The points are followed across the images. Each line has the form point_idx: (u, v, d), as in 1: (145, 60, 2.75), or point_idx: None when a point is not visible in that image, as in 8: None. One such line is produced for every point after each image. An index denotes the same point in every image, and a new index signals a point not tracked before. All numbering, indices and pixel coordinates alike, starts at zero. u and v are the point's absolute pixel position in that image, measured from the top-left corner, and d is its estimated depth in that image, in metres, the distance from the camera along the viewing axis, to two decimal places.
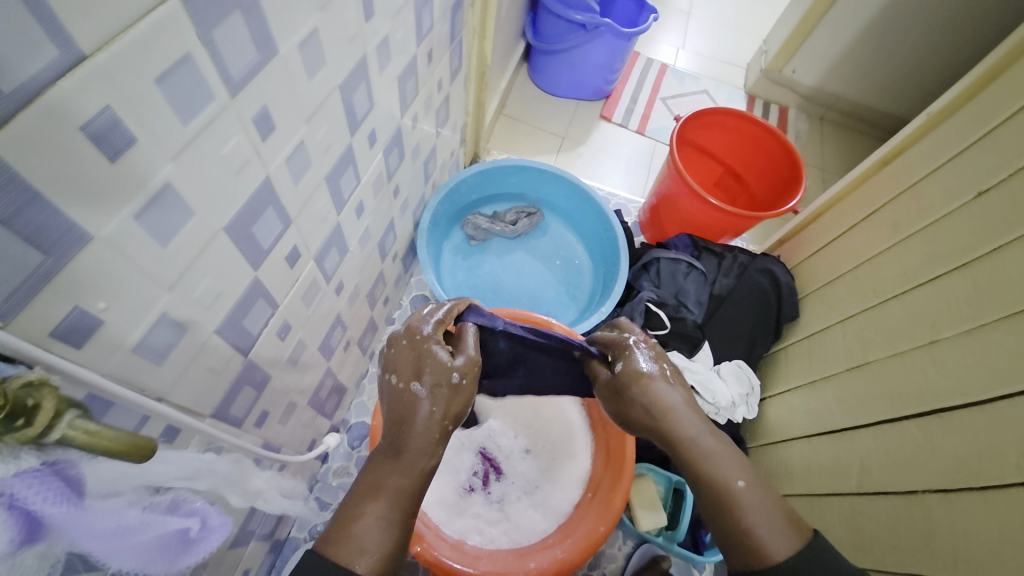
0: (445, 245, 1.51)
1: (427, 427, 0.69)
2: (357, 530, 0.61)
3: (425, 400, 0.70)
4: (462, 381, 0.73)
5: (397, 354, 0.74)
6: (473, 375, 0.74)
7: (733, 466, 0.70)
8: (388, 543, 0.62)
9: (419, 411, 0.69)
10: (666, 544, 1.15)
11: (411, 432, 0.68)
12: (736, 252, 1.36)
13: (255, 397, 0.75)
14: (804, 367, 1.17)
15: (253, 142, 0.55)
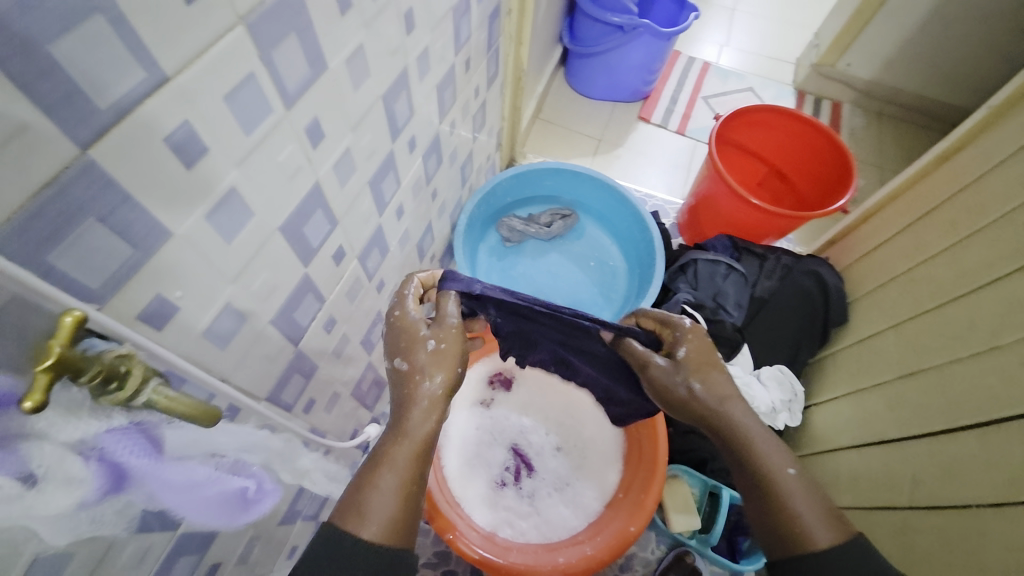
0: (481, 247, 1.55)
1: (426, 407, 0.72)
2: (366, 497, 0.64)
3: (419, 372, 0.73)
4: (442, 345, 0.76)
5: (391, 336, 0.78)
6: (452, 338, 0.77)
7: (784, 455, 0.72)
8: (390, 511, 0.64)
9: (419, 385, 0.73)
10: (700, 548, 1.14)
11: (413, 402, 0.72)
12: (778, 253, 1.32)
13: (304, 384, 0.82)
14: (854, 373, 1.12)
15: (305, 149, 0.60)
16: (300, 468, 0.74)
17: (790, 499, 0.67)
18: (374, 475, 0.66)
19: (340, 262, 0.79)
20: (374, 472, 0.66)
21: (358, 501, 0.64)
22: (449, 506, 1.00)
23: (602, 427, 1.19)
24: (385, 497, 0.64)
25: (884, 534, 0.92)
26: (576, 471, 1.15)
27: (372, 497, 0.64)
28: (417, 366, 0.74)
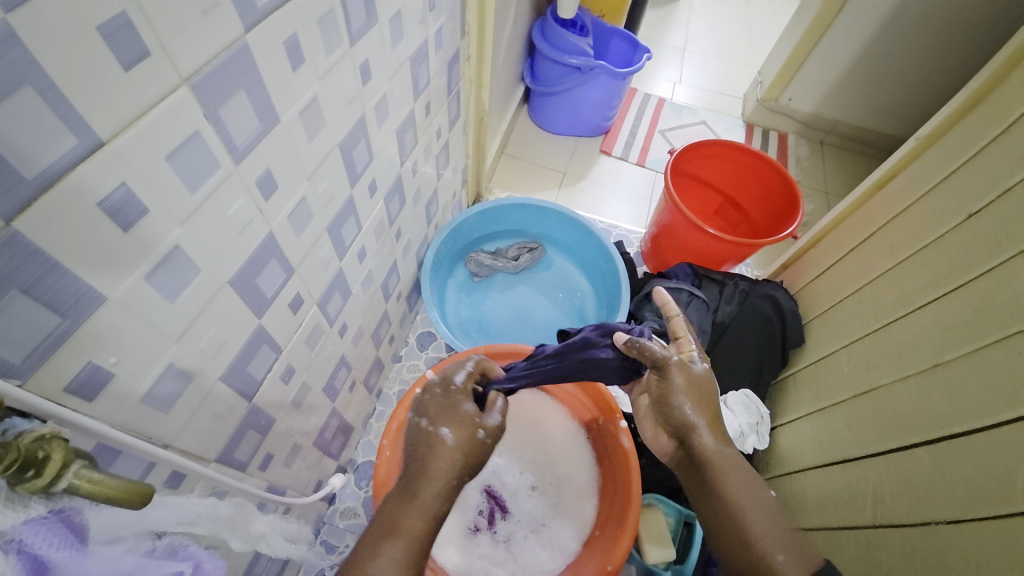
0: (449, 282, 1.55)
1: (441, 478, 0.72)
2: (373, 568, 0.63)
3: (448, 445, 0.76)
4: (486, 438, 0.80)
5: (429, 402, 0.84)
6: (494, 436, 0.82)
7: (751, 489, 0.78)
8: None
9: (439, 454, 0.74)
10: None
11: (426, 478, 0.72)
12: (737, 279, 1.36)
13: (261, 439, 0.78)
14: (813, 393, 1.15)
15: (256, 202, 0.60)
16: (253, 532, 0.70)
17: (763, 536, 0.73)
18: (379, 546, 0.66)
19: (298, 310, 0.78)
20: (383, 542, 0.66)
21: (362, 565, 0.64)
22: None
23: (577, 461, 1.17)
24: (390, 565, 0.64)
25: (850, 555, 0.92)
26: (551, 508, 1.12)
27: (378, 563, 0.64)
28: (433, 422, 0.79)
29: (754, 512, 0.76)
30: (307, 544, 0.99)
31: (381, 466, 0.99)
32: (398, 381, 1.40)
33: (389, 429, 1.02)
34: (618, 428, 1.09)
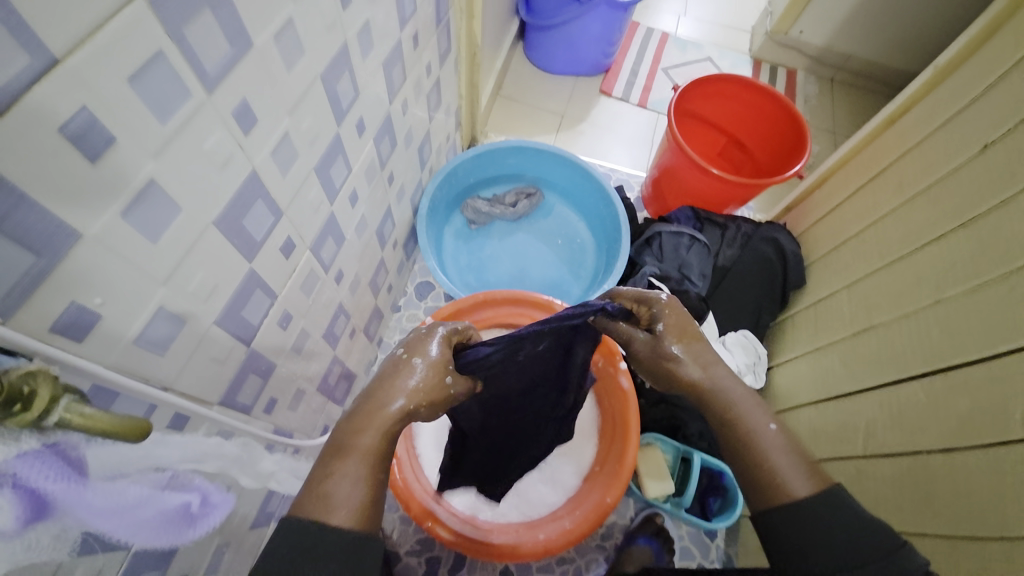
0: (446, 230, 1.51)
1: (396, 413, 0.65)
2: (329, 488, 0.58)
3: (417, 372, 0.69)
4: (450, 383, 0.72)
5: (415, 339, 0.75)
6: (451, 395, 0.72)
7: (761, 416, 0.70)
8: (358, 498, 0.58)
9: (396, 385, 0.68)
10: (674, 511, 1.18)
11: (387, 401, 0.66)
12: (739, 222, 1.32)
13: (263, 383, 0.79)
14: (812, 333, 1.15)
15: (235, 137, 0.56)
16: (262, 470, 0.72)
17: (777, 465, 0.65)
18: (335, 464, 0.60)
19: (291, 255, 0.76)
20: (337, 462, 0.61)
21: (320, 490, 0.58)
22: (425, 494, 1.00)
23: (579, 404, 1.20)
24: (351, 485, 0.59)
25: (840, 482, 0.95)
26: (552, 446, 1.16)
27: (333, 487, 0.58)
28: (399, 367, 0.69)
29: (763, 439, 0.68)
30: None
31: None
32: (398, 330, 1.40)
33: None
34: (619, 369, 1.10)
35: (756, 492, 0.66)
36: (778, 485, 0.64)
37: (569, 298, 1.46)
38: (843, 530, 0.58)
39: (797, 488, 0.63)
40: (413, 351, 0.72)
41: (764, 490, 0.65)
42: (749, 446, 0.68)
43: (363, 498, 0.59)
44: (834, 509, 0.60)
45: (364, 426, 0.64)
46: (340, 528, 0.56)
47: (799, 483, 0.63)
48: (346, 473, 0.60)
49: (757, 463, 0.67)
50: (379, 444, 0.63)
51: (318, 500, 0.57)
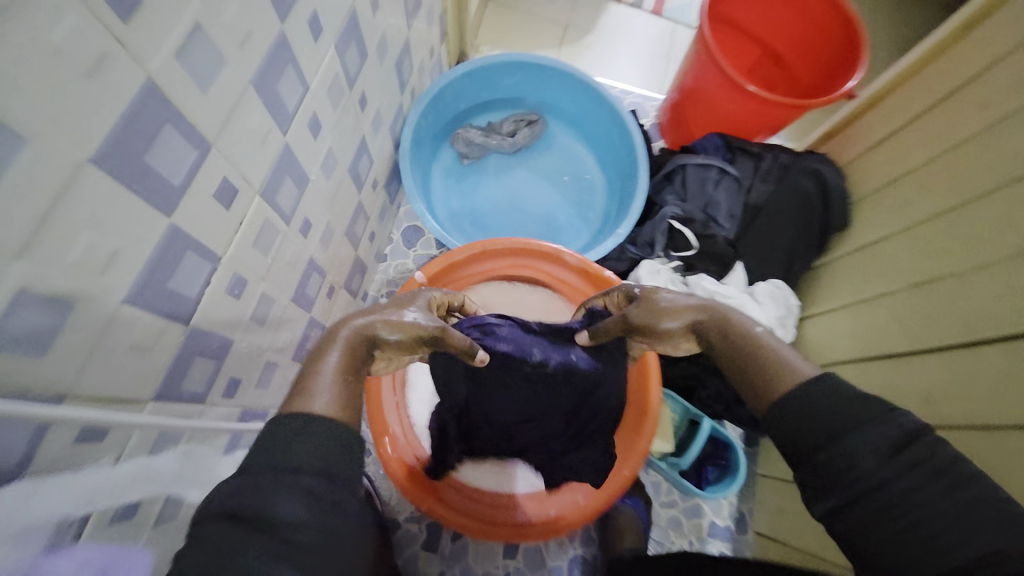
0: (434, 167, 1.31)
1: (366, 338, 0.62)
2: (310, 388, 0.54)
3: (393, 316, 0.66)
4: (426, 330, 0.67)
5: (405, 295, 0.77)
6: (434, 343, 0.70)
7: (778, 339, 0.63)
8: (337, 406, 0.53)
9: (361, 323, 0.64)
10: (668, 472, 1.12)
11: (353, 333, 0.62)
12: (776, 152, 1.14)
13: (219, 364, 0.64)
14: (856, 285, 1.02)
15: (106, 25, 0.36)
16: None
17: (784, 358, 0.60)
18: (318, 361, 0.57)
19: (232, 205, 0.58)
20: (318, 362, 0.57)
21: (302, 385, 0.54)
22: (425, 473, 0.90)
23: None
24: (325, 383, 0.55)
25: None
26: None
27: (315, 379, 0.55)
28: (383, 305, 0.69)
29: (765, 344, 0.62)
30: None
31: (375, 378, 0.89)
32: (385, 283, 1.24)
33: None
34: None
35: (758, 390, 0.59)
36: (790, 381, 0.57)
37: (577, 244, 1.29)
38: (873, 440, 0.50)
39: (802, 373, 0.58)
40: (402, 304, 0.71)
41: (758, 390, 0.59)
42: (735, 346, 0.64)
43: (345, 393, 0.55)
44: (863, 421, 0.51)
45: (326, 357, 0.58)
46: (320, 416, 0.50)
47: (802, 370, 0.58)
48: (324, 385, 0.55)
49: (764, 363, 0.60)
50: (347, 360, 0.59)
51: (302, 391, 0.54)
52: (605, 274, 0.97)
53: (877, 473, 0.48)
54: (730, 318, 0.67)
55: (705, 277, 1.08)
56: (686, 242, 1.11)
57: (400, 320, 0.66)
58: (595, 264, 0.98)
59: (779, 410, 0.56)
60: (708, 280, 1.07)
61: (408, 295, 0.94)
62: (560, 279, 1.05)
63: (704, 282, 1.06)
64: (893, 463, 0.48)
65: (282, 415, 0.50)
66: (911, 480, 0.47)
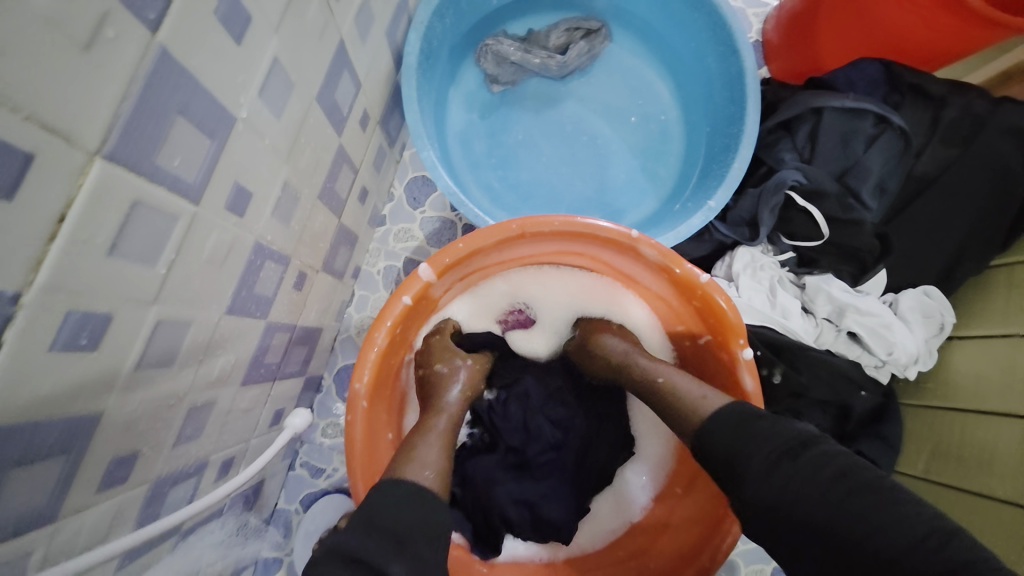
0: (452, 93, 0.94)
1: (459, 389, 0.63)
2: (415, 449, 0.52)
3: (456, 372, 0.65)
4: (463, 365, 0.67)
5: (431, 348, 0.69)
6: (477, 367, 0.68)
7: (690, 380, 0.58)
8: (443, 459, 0.52)
9: (447, 382, 0.64)
10: None
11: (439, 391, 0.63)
12: (970, 98, 0.78)
13: (74, 453, 0.38)
14: (1012, 309, 0.73)
15: None
16: None
17: (674, 392, 0.58)
18: (414, 439, 0.54)
19: (20, 192, 0.28)
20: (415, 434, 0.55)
21: (404, 456, 0.51)
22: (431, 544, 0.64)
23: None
24: (431, 444, 0.54)
25: (950, 513, 0.73)
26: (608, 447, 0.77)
27: (420, 448, 0.52)
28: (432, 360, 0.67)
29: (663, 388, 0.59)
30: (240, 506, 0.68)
31: (352, 424, 0.59)
32: (382, 255, 0.90)
33: (363, 367, 0.60)
34: (738, 360, 0.63)
35: (675, 425, 0.56)
36: (697, 417, 0.54)
37: (641, 211, 0.93)
38: (796, 451, 0.45)
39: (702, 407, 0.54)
40: (438, 359, 0.67)
41: (676, 416, 0.56)
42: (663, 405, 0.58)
43: (444, 463, 0.52)
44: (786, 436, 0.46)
45: (433, 420, 0.58)
46: (421, 490, 0.46)
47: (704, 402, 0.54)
48: (432, 460, 0.51)
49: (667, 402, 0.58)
50: (451, 425, 0.59)
51: (405, 458, 0.51)
52: (701, 278, 0.63)
53: (806, 485, 0.43)
54: (670, 379, 0.59)
55: (832, 279, 0.81)
56: (812, 228, 0.81)
57: (454, 385, 0.64)
58: (687, 263, 0.64)
59: (702, 440, 0.52)
60: (840, 286, 0.80)
61: (405, 300, 0.62)
62: (629, 273, 0.72)
63: (831, 287, 0.80)
64: (818, 480, 0.42)
65: (395, 482, 0.47)
66: (834, 494, 0.41)
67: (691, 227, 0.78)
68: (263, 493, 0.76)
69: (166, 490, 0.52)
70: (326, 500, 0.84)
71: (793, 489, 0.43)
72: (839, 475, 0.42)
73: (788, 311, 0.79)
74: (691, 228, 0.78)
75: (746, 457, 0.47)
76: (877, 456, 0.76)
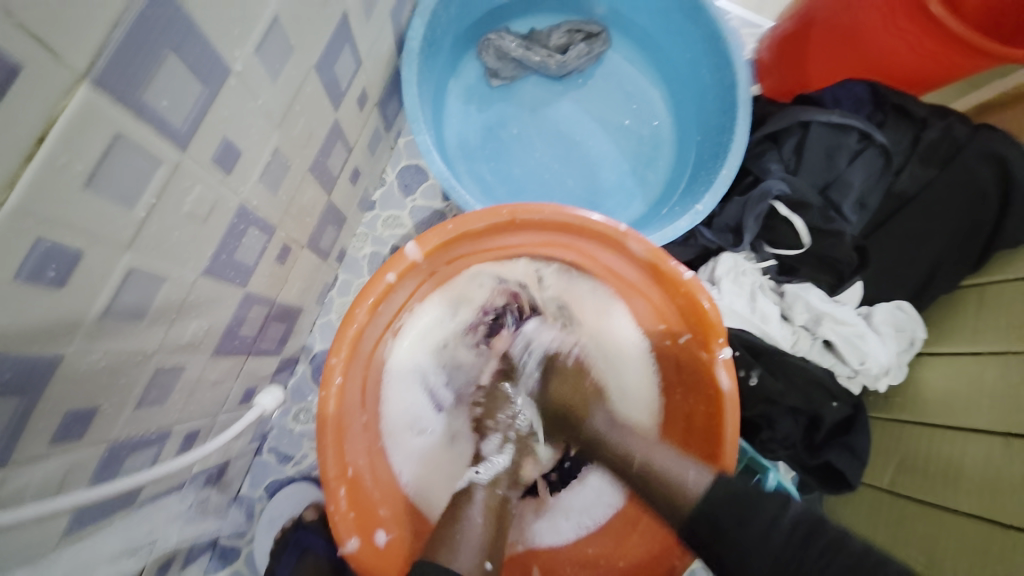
0: (451, 83, 0.95)
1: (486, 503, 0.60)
2: (455, 531, 0.55)
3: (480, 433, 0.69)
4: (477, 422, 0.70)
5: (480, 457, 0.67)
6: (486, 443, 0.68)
7: (670, 456, 0.59)
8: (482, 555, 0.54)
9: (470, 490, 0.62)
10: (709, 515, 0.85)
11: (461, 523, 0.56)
12: (948, 123, 0.82)
13: (29, 396, 0.37)
14: (980, 327, 0.75)
15: None
16: None
17: (661, 472, 0.57)
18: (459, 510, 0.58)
19: (8, 96, 0.27)
20: (457, 511, 0.58)
21: (448, 536, 0.55)
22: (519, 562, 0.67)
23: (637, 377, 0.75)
24: (472, 526, 0.56)
25: (915, 527, 0.74)
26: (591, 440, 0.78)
27: (462, 529, 0.55)
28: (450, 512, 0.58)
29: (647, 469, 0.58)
30: (195, 484, 0.64)
31: (326, 399, 0.57)
32: (369, 240, 0.89)
33: (342, 341, 0.59)
34: (717, 359, 0.63)
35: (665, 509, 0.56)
36: (683, 494, 0.55)
37: (629, 213, 0.94)
38: (727, 496, 0.52)
39: (687, 486, 0.55)
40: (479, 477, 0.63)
41: (663, 498, 0.56)
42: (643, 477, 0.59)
43: (486, 540, 0.56)
44: (719, 487, 0.53)
45: (468, 503, 0.59)
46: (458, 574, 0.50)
47: (687, 481, 0.55)
48: (468, 540, 0.54)
49: (654, 478, 0.57)
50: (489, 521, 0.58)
51: (447, 541, 0.54)
52: (685, 275, 0.64)
53: (735, 524, 0.50)
54: (652, 459, 0.59)
55: (811, 287, 0.83)
56: (795, 236, 0.83)
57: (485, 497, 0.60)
58: (672, 259, 0.65)
59: (692, 516, 0.53)
60: (817, 295, 0.82)
61: (390, 277, 0.61)
62: (614, 271, 0.72)
63: (810, 295, 0.82)
64: (741, 528, 0.50)
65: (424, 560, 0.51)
66: (745, 540, 0.49)
67: (679, 229, 0.79)
68: (227, 475, 0.73)
69: (124, 456, 0.50)
70: (293, 487, 0.81)
71: (725, 543, 0.50)
72: (751, 507, 0.50)
73: (767, 316, 0.82)
74: (679, 229, 0.79)
75: (707, 508, 0.52)
76: (844, 467, 0.77)
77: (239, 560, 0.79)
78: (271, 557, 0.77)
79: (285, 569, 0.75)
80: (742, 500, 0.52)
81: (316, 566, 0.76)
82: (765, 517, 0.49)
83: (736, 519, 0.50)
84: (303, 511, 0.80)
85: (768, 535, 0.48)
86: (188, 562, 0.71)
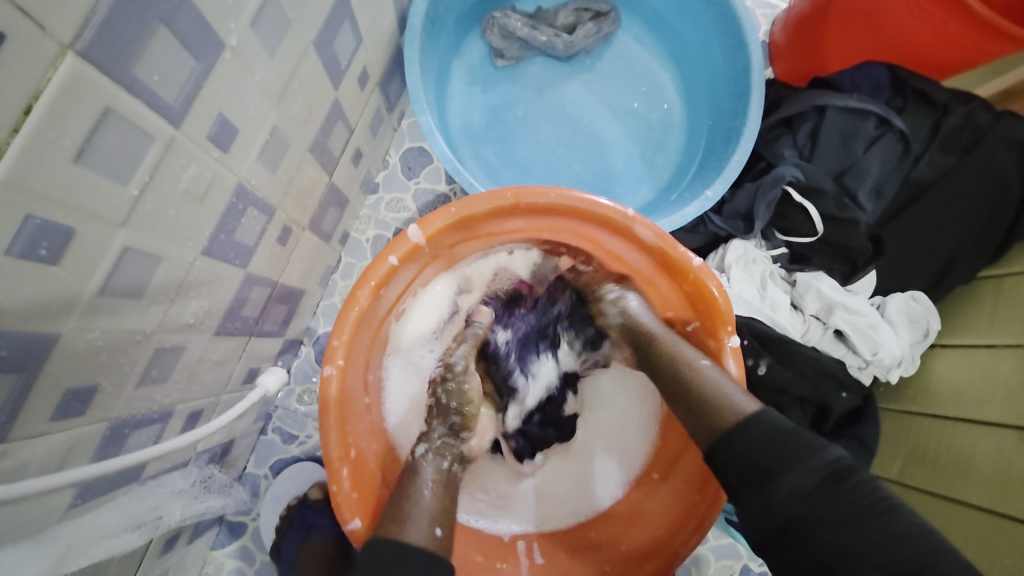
0: (455, 64, 0.93)
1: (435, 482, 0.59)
2: (407, 506, 0.54)
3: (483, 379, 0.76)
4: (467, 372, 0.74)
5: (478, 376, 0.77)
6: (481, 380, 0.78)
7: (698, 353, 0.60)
8: (426, 530, 0.52)
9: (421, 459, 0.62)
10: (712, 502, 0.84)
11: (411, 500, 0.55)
12: (972, 108, 0.78)
13: (28, 372, 0.37)
14: (998, 319, 0.73)
15: None
16: None
17: (712, 381, 0.55)
18: (409, 482, 0.58)
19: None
20: (407, 486, 0.57)
21: (397, 510, 0.54)
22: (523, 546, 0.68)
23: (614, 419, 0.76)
24: (420, 503, 0.55)
25: (921, 519, 0.73)
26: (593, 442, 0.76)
27: (412, 505, 0.54)
28: (406, 486, 0.58)
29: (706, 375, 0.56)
30: (199, 460, 0.65)
31: (328, 381, 0.57)
32: (372, 223, 0.89)
33: (343, 324, 0.58)
34: (722, 347, 0.62)
35: (701, 420, 0.54)
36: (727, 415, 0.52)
37: (636, 199, 0.91)
38: (769, 431, 0.48)
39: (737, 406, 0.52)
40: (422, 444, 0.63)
41: (705, 410, 0.54)
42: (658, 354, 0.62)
43: (433, 511, 0.55)
44: (749, 425, 0.49)
45: (415, 476, 0.59)
46: (413, 549, 0.49)
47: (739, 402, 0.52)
48: (416, 512, 0.54)
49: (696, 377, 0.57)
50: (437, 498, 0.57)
51: (393, 514, 0.53)
52: (693, 261, 0.62)
53: (770, 451, 0.47)
54: (699, 369, 0.57)
55: (823, 276, 0.81)
56: (808, 223, 0.81)
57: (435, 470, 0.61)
58: (681, 245, 0.63)
59: (718, 440, 0.51)
60: (829, 284, 0.80)
61: (392, 260, 0.61)
62: (620, 258, 0.70)
63: (822, 284, 0.80)
64: (769, 455, 0.47)
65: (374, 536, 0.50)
66: (779, 464, 0.46)
67: (687, 215, 0.77)
68: (232, 452, 0.75)
69: (127, 433, 0.50)
70: (297, 467, 0.82)
71: (756, 467, 0.47)
72: (778, 452, 0.46)
73: (777, 305, 0.80)
74: (687, 215, 0.77)
75: (731, 432, 0.50)
76: (854, 457, 0.75)
77: (245, 536, 0.81)
78: (277, 534, 0.79)
79: (291, 547, 0.77)
80: (782, 435, 0.48)
81: (321, 545, 0.77)
82: (797, 460, 0.45)
83: (769, 445, 0.47)
84: (308, 490, 0.82)
85: (800, 466, 0.45)
86: (196, 536, 0.72)
